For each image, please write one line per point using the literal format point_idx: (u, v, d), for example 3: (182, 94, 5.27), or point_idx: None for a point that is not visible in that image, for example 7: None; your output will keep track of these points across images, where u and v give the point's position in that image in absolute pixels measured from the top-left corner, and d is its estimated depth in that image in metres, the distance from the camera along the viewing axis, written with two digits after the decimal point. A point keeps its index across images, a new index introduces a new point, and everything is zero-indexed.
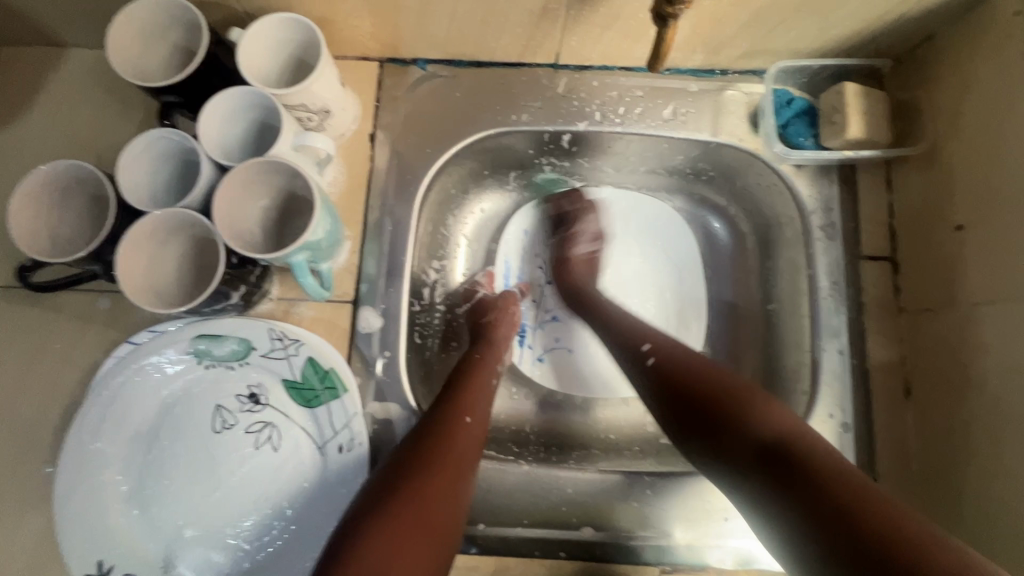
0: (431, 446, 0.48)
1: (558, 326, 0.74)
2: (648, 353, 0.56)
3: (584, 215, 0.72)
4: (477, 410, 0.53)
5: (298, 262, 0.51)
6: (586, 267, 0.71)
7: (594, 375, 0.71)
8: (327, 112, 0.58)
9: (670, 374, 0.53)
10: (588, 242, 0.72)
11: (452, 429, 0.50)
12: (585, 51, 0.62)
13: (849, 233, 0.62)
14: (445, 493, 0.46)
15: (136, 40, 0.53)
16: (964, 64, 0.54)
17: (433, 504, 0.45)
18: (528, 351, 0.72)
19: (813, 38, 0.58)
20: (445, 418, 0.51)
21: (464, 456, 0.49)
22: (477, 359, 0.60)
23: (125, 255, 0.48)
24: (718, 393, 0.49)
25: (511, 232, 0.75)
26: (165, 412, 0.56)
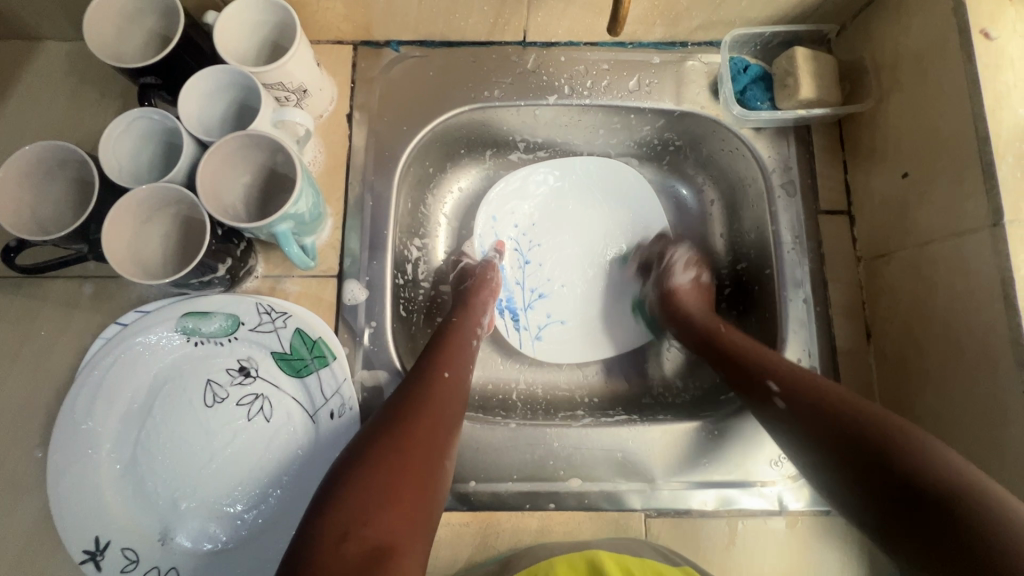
0: (412, 398, 0.52)
1: (548, 303, 0.76)
2: (771, 381, 0.53)
3: (670, 249, 0.73)
4: (456, 366, 0.57)
5: (282, 232, 0.53)
6: (689, 294, 0.69)
7: (590, 340, 0.75)
8: (303, 91, 0.60)
9: (810, 405, 0.49)
10: (684, 270, 0.70)
11: (432, 383, 0.53)
12: (552, 27, 0.65)
13: (808, 190, 0.65)
14: (430, 436, 0.49)
15: (111, 25, 0.54)
16: (900, 25, 0.58)
17: (420, 446, 0.48)
18: (525, 332, 0.74)
19: (763, 6, 0.62)
20: (424, 376, 0.54)
21: (447, 405, 0.52)
22: (455, 323, 0.63)
23: (112, 226, 0.49)
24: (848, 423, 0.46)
25: (481, 217, 0.76)
26: (156, 389, 0.57)
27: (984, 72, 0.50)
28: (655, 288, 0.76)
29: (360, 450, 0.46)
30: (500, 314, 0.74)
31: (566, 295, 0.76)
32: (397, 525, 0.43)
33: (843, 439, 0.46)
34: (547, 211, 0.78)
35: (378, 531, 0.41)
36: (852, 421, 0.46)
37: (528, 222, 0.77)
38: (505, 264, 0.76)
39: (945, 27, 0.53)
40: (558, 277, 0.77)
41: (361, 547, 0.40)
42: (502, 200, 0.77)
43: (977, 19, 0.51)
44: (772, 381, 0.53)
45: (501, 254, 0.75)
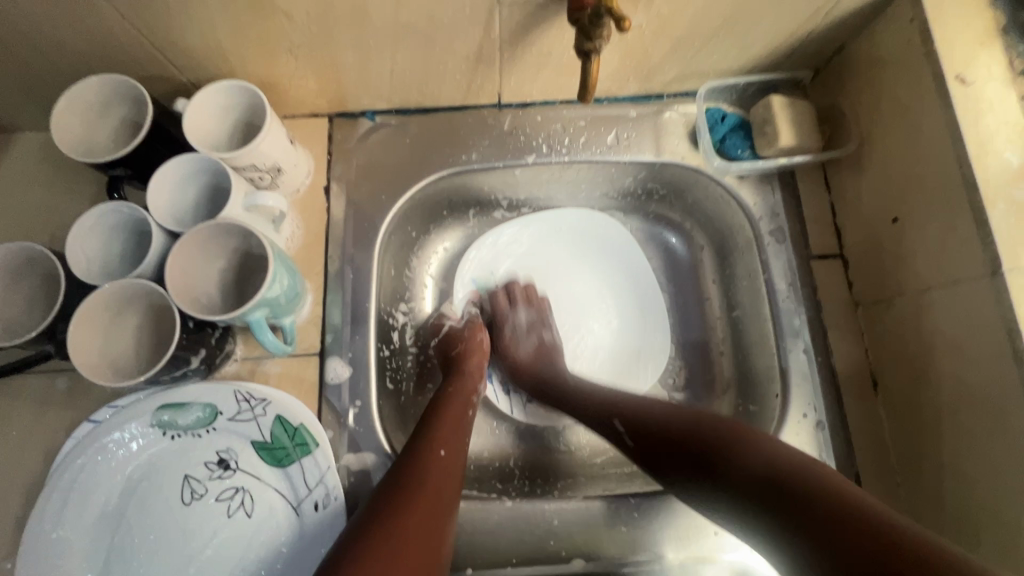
0: (403, 485, 0.49)
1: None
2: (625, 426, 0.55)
3: (511, 313, 0.71)
4: (453, 442, 0.54)
5: (257, 320, 0.51)
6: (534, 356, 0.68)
7: None
8: (278, 169, 0.59)
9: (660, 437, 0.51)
10: (527, 337, 0.70)
11: (427, 466, 0.51)
12: (526, 89, 0.65)
13: (797, 235, 0.64)
14: (422, 529, 0.46)
15: (80, 119, 0.54)
16: (874, 70, 0.57)
17: (416, 545, 0.44)
18: (516, 396, 0.72)
19: (736, 58, 0.62)
20: (418, 456, 0.52)
21: (442, 488, 0.50)
22: (451, 393, 0.61)
23: (79, 328, 0.47)
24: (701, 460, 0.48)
25: (460, 280, 0.74)
26: (131, 489, 0.54)
27: (964, 118, 0.49)
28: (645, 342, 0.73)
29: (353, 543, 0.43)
30: (489, 378, 0.72)
31: None
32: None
33: (707, 465, 0.47)
34: (528, 265, 0.76)
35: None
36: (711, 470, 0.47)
37: (510, 282, 0.76)
38: (490, 324, 0.75)
39: (920, 73, 0.52)
40: None
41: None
42: (482, 261, 0.75)
43: (952, 65, 0.50)
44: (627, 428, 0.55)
45: (477, 302, 0.74)
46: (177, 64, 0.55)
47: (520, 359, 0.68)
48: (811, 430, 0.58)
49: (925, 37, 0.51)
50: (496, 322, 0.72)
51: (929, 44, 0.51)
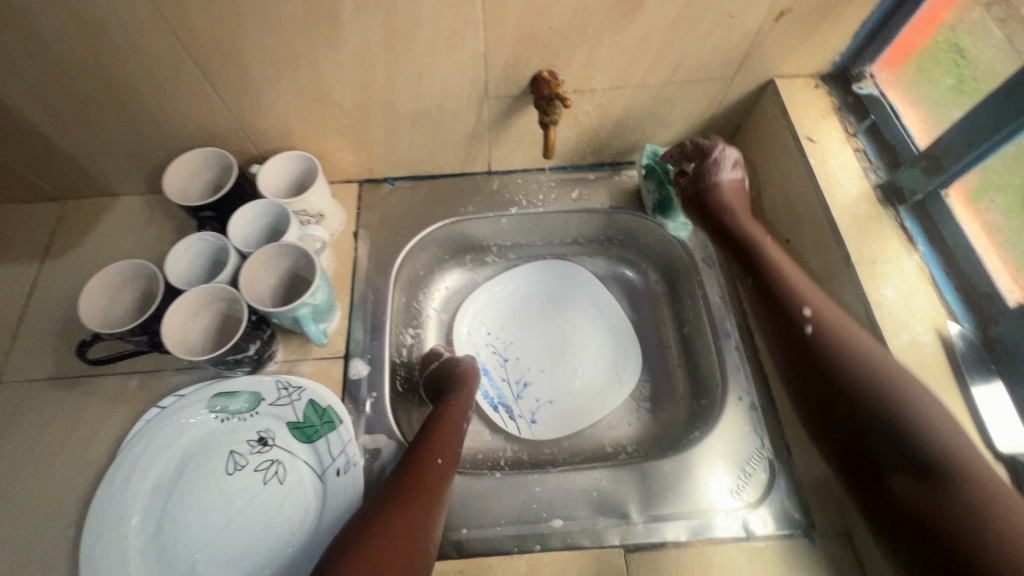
0: (402, 486, 0.59)
1: (534, 389, 0.87)
2: (809, 318, 0.60)
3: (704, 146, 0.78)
4: (448, 452, 0.65)
5: (303, 315, 0.66)
6: (731, 191, 0.78)
7: (576, 412, 0.84)
8: (321, 216, 0.78)
9: (837, 353, 0.57)
10: (735, 166, 0.78)
11: (423, 470, 0.61)
12: (509, 159, 0.86)
13: (723, 262, 0.82)
14: (412, 526, 0.56)
15: (183, 179, 0.74)
16: (760, 139, 0.79)
17: (409, 543, 0.55)
18: (521, 419, 0.84)
19: (663, 134, 0.84)
20: (419, 461, 0.62)
21: (434, 490, 0.60)
22: (452, 407, 0.70)
23: (171, 318, 0.63)
24: (883, 381, 0.54)
25: (458, 332, 0.89)
26: (185, 462, 0.65)
27: (816, 164, 0.69)
28: (618, 359, 0.88)
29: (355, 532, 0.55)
30: (496, 410, 0.84)
31: (546, 377, 0.88)
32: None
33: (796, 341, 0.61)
34: (516, 314, 0.92)
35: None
36: (845, 371, 0.56)
37: (497, 329, 0.91)
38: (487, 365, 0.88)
39: (785, 137, 0.73)
40: (536, 364, 0.89)
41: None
42: (475, 314, 0.91)
43: (803, 130, 0.71)
44: (808, 322, 0.60)
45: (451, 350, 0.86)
46: (255, 141, 0.76)
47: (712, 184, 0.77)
48: (745, 409, 0.71)
49: (784, 114, 0.73)
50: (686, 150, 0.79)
51: (787, 118, 0.72)
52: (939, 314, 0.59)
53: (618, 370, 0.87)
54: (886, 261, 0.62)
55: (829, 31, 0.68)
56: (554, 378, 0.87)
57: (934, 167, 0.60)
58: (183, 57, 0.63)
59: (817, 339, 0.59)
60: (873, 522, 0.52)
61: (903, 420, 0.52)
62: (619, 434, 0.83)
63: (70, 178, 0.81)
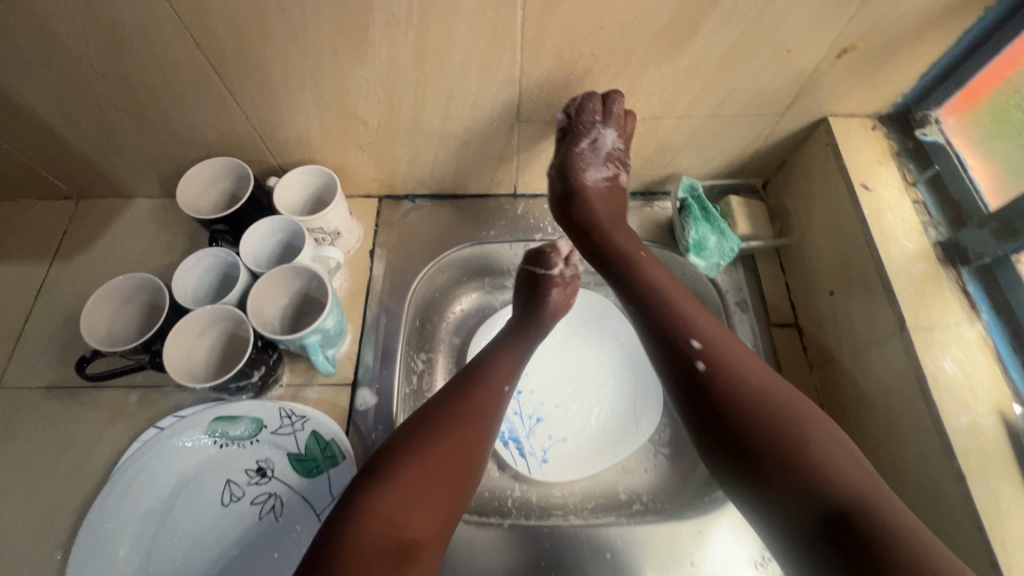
0: (467, 395, 0.60)
1: (547, 425, 0.82)
2: (698, 351, 0.52)
3: (603, 132, 0.64)
4: (510, 375, 0.65)
5: (312, 343, 0.63)
6: (597, 195, 0.71)
7: (590, 454, 0.80)
8: (337, 233, 0.74)
9: (735, 391, 0.49)
10: (602, 166, 0.70)
11: (491, 389, 0.62)
12: (536, 183, 0.82)
13: (758, 306, 0.76)
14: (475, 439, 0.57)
15: (198, 189, 0.71)
16: (808, 180, 0.74)
17: (465, 450, 0.56)
18: (532, 458, 0.79)
19: (701, 166, 0.79)
20: (486, 379, 0.63)
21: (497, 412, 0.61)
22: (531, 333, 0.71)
23: (173, 339, 0.60)
24: (782, 420, 0.47)
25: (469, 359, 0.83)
26: (180, 488, 0.63)
27: (870, 214, 0.64)
28: (637, 400, 0.83)
29: (424, 431, 0.56)
30: (506, 446, 0.80)
31: (561, 414, 0.83)
32: (425, 525, 0.50)
33: (684, 369, 0.52)
34: None
35: (411, 528, 0.49)
36: (737, 409, 0.48)
37: None
38: None
39: (836, 181, 0.68)
40: (551, 398, 0.84)
41: (394, 537, 0.48)
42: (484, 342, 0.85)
43: (857, 176, 0.66)
44: (699, 356, 0.52)
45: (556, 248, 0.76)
46: (274, 152, 0.73)
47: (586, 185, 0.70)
48: None
49: (836, 156, 0.68)
50: (601, 108, 0.64)
51: (840, 160, 0.67)
52: (1002, 393, 0.54)
53: (635, 410, 0.82)
54: (945, 328, 0.57)
55: (894, 70, 0.63)
56: (569, 414, 0.83)
57: (1006, 232, 0.55)
58: (205, 66, 0.60)
59: (707, 374, 0.51)
60: (786, 571, 0.45)
61: (809, 464, 0.45)
62: (632, 481, 0.79)
63: (85, 179, 0.79)
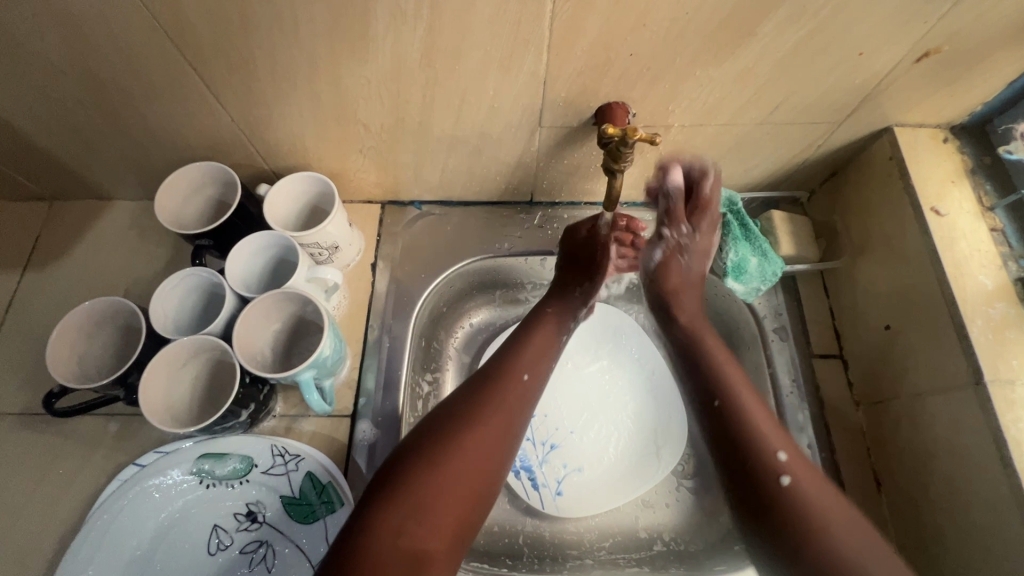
0: (489, 392, 0.56)
1: (562, 453, 0.76)
2: (784, 466, 0.50)
3: (700, 216, 0.62)
4: (535, 367, 0.60)
5: (306, 379, 0.57)
6: (688, 284, 0.66)
7: (608, 487, 0.74)
8: (336, 247, 0.67)
9: (806, 512, 0.47)
10: (691, 256, 0.65)
11: (509, 386, 0.57)
12: (556, 191, 0.74)
13: (799, 334, 0.68)
14: (490, 439, 0.53)
15: (179, 197, 0.64)
16: (863, 196, 0.66)
17: (486, 451, 0.52)
18: (545, 490, 0.74)
19: (741, 177, 0.70)
20: (502, 374, 0.58)
21: (516, 411, 0.56)
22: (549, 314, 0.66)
23: (149, 376, 0.53)
24: (853, 551, 0.45)
25: None
26: (161, 534, 0.57)
27: (941, 243, 0.57)
28: (659, 430, 0.77)
29: (431, 432, 0.52)
30: (517, 475, 0.74)
31: (576, 441, 0.77)
32: (440, 533, 0.47)
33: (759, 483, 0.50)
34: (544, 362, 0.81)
35: (426, 538, 0.46)
36: (811, 534, 0.47)
37: None
38: None
39: (899, 202, 0.61)
40: (565, 424, 0.78)
41: (408, 549, 0.45)
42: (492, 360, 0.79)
43: (927, 199, 0.59)
44: (785, 471, 0.50)
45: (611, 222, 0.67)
46: (265, 156, 0.65)
47: (672, 276, 0.66)
48: None
49: (902, 174, 0.60)
50: (690, 185, 0.62)
51: (906, 179, 0.60)
52: None
53: (657, 440, 0.76)
54: None
55: (978, 76, 0.55)
56: (585, 442, 0.77)
57: None
58: (183, 64, 0.52)
59: (790, 495, 0.48)
60: None
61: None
62: (654, 518, 0.73)
63: (55, 180, 0.71)
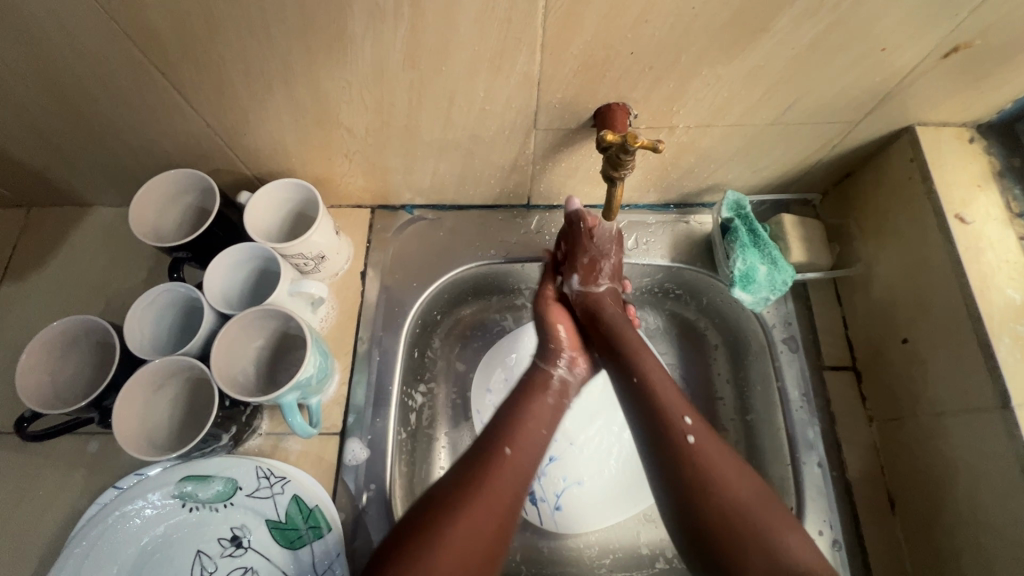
0: (473, 482, 0.52)
1: (561, 465, 0.73)
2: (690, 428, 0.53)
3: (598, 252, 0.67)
4: (522, 442, 0.56)
5: (289, 402, 0.54)
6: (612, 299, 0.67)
7: (609, 500, 0.71)
8: (322, 256, 0.64)
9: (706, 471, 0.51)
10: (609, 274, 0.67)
11: (494, 462, 0.53)
12: (554, 195, 0.70)
13: (810, 345, 0.65)
14: (480, 529, 0.49)
15: (154, 206, 0.60)
16: (881, 200, 0.62)
17: (471, 549, 0.48)
18: (543, 504, 0.71)
19: (749, 179, 0.66)
20: (488, 449, 0.55)
21: (502, 490, 0.52)
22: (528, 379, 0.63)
23: (123, 401, 0.51)
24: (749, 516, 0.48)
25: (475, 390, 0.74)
26: (142, 562, 0.55)
27: (965, 254, 0.53)
28: None
29: (411, 525, 0.48)
30: None
31: (575, 453, 0.74)
32: None
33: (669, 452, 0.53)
34: None
35: None
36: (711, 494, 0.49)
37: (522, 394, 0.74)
38: None
39: (921, 208, 0.57)
40: (564, 435, 0.75)
41: None
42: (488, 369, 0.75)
43: (950, 205, 0.55)
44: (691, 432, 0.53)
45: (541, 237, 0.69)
46: (245, 162, 0.62)
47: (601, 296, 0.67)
48: (827, 549, 0.55)
49: (924, 177, 0.56)
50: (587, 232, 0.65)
51: (928, 183, 0.56)
52: None
53: None
54: None
55: (1009, 73, 0.50)
56: (584, 452, 0.74)
57: None
58: (147, 67, 0.48)
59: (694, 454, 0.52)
60: None
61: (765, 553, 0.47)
62: (656, 533, 0.71)
63: (30, 186, 0.68)
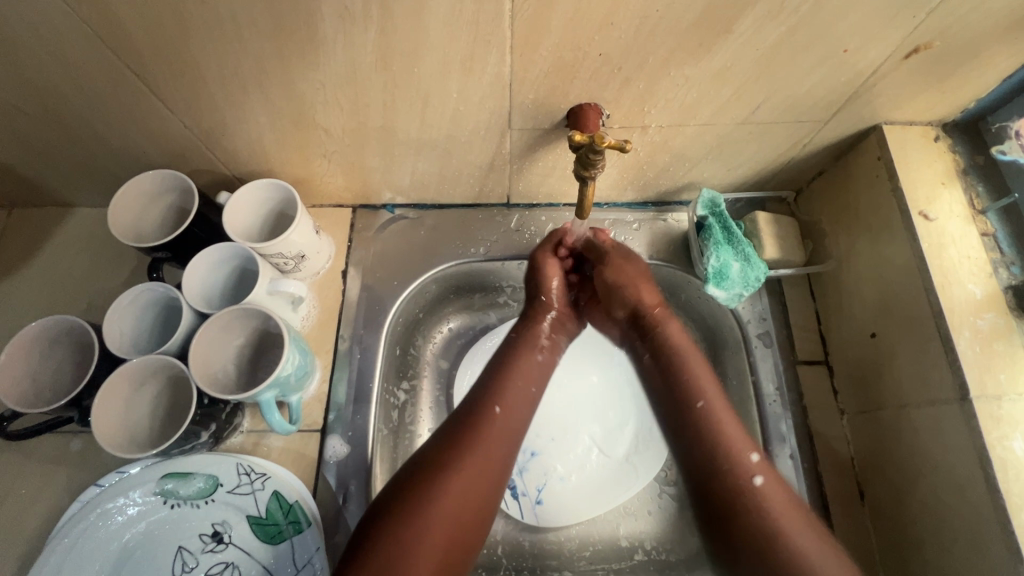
0: (464, 441, 0.52)
1: (542, 460, 0.74)
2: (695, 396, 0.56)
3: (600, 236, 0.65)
4: (511, 399, 0.56)
5: (267, 399, 0.55)
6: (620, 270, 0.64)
7: (590, 494, 0.72)
8: (302, 256, 0.64)
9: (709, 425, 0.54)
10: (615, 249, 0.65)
11: (488, 421, 0.54)
12: (533, 193, 0.71)
13: (783, 340, 0.66)
14: (476, 486, 0.50)
15: (134, 206, 0.61)
16: (852, 197, 0.63)
17: (463, 511, 0.49)
18: (525, 498, 0.72)
19: (724, 177, 0.67)
20: (481, 408, 0.55)
21: (497, 445, 0.53)
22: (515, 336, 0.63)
23: (102, 400, 0.51)
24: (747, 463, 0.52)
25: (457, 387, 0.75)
26: (123, 558, 0.56)
27: (929, 250, 0.54)
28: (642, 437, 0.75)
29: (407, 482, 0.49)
30: None
31: (558, 448, 0.75)
32: None
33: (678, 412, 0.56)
34: None
35: None
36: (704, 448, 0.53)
37: None
38: None
39: (889, 204, 0.58)
40: (546, 430, 0.76)
41: None
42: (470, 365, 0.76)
43: (916, 203, 0.56)
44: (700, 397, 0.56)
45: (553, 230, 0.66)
46: (225, 162, 0.62)
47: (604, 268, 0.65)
48: None
49: (891, 176, 0.57)
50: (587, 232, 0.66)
51: (895, 180, 0.57)
52: None
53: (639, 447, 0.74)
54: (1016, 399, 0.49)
55: (971, 73, 0.52)
56: (566, 447, 0.75)
57: None
58: (123, 70, 0.48)
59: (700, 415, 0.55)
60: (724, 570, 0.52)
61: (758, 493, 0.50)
62: (636, 525, 0.72)
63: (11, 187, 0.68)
